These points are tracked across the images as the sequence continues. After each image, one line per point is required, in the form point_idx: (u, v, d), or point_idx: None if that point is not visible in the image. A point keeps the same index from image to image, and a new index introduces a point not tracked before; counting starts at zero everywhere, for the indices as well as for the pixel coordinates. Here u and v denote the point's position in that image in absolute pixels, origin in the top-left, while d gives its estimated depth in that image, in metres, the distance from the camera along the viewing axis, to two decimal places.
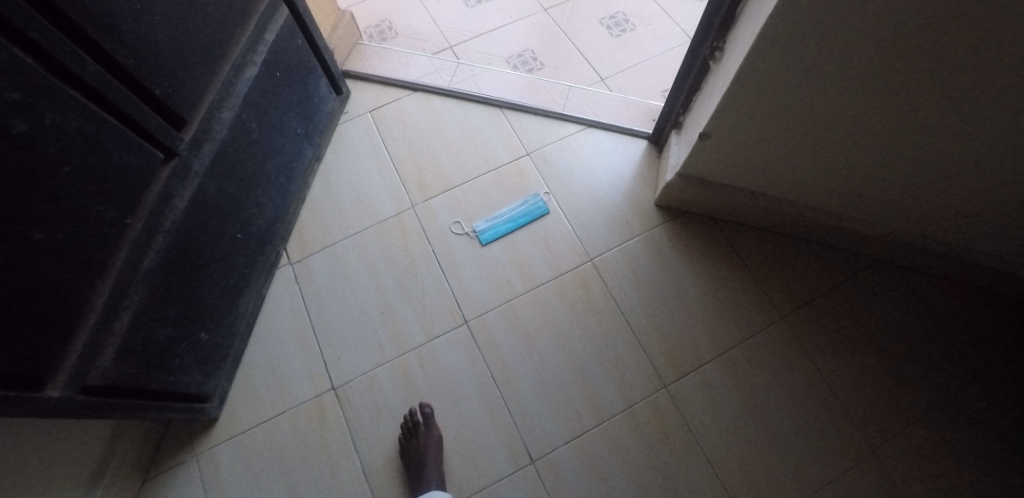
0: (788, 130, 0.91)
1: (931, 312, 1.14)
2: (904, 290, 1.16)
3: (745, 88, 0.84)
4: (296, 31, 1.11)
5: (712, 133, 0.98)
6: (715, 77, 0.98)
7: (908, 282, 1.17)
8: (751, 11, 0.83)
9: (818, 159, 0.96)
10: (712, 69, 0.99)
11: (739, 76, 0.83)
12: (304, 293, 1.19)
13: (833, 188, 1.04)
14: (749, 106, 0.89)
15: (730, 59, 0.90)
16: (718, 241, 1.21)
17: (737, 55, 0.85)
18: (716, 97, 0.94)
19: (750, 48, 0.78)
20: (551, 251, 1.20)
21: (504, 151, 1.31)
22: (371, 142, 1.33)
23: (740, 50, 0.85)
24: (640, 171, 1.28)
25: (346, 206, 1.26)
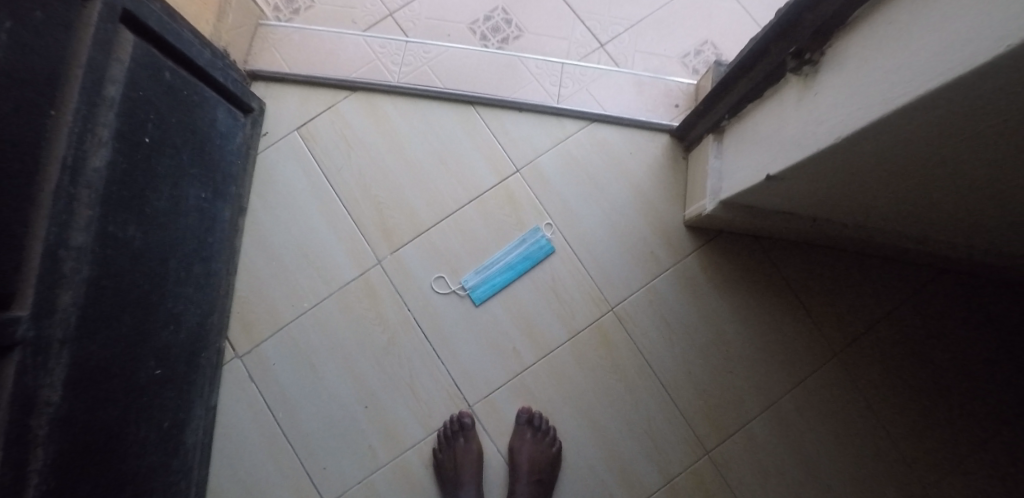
0: (897, 189, 0.65)
1: (1003, 329, 0.98)
2: (975, 305, 0.99)
3: (846, 151, 0.58)
4: (157, 60, 0.73)
5: (782, 177, 0.72)
6: (792, 98, 0.69)
7: (980, 294, 0.99)
8: (859, 36, 0.55)
9: (915, 211, 0.73)
10: (794, 86, 0.69)
11: (841, 141, 0.57)
12: (264, 394, 0.96)
13: (924, 228, 0.80)
14: (845, 163, 0.62)
15: (821, 92, 0.62)
16: (760, 266, 1.00)
17: (850, 98, 0.55)
18: (802, 137, 0.65)
19: (874, 116, 0.50)
20: (562, 303, 0.96)
21: (487, 171, 1.00)
22: (308, 175, 1.01)
23: (841, 95, 0.57)
24: (662, 180, 1.01)
25: (293, 269, 0.98)
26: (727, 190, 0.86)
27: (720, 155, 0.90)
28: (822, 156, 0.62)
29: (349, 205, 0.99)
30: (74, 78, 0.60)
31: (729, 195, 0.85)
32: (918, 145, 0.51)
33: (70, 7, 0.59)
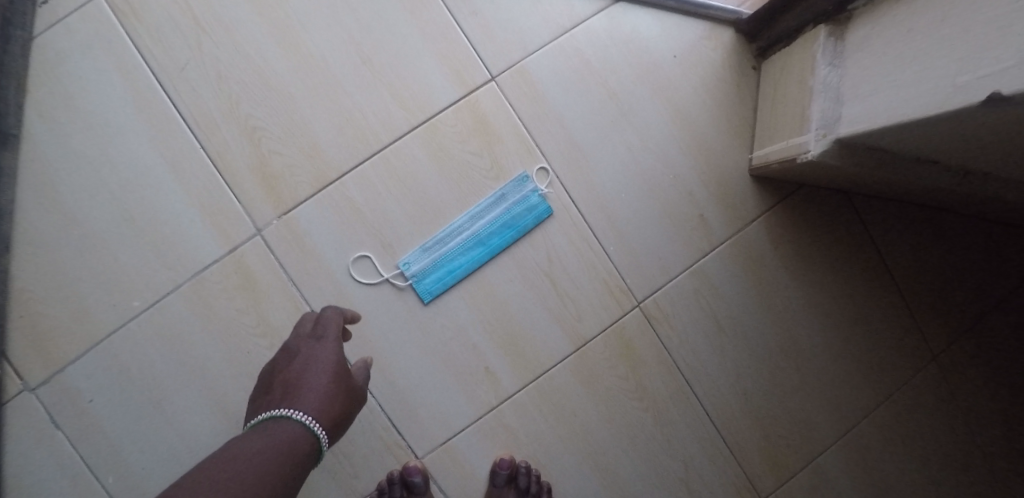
0: None
1: None
2: None
3: None
4: None
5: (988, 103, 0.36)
6: None
7: None
8: None
9: None
10: None
11: None
12: (79, 449, 0.58)
13: None
14: None
15: None
16: (847, 235, 0.68)
17: None
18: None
19: None
20: (564, 297, 0.61)
21: (442, 78, 0.60)
22: (129, 78, 0.58)
23: None
24: (721, 101, 0.64)
25: (113, 243, 0.58)
26: (853, 122, 0.50)
27: (836, 61, 0.53)
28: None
29: (204, 134, 0.58)
30: None
31: (860, 130, 0.49)
32: None
33: None
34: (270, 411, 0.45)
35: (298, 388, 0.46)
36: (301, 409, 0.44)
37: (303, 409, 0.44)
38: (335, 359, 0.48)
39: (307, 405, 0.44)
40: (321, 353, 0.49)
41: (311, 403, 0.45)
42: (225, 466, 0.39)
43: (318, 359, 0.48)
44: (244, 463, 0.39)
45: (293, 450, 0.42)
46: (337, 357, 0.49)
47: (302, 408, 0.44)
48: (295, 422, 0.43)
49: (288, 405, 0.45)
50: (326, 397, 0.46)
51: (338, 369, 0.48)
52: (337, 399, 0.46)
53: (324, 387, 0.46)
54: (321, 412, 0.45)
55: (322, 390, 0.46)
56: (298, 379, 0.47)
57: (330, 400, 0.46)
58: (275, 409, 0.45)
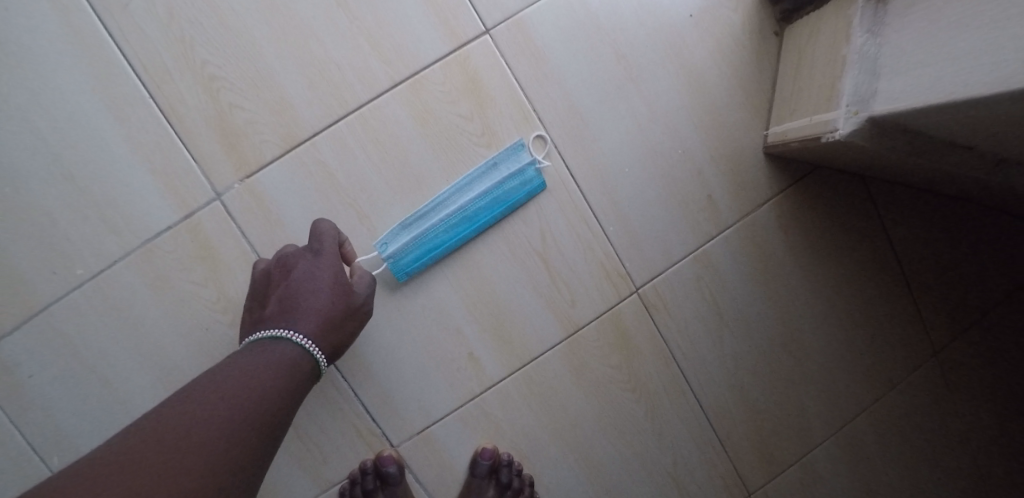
0: None
1: None
2: None
3: None
4: None
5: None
6: None
7: None
8: None
9: None
10: None
11: None
12: (20, 427, 0.53)
13: None
14: None
15: None
16: (859, 223, 0.63)
17: None
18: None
19: None
20: (558, 281, 0.56)
21: (430, 29, 0.52)
22: (62, 10, 0.50)
23: None
24: (739, 70, 0.58)
25: (50, 203, 0.51)
26: (896, 100, 0.45)
27: (873, 30, 0.47)
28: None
29: (153, 82, 0.50)
30: None
31: (906, 109, 0.44)
32: None
33: None
34: (267, 328, 0.44)
35: (297, 308, 0.45)
36: (299, 331, 0.44)
37: (300, 331, 0.44)
38: (334, 280, 0.46)
39: (305, 328, 0.44)
40: (322, 271, 0.46)
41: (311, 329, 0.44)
42: (218, 385, 0.40)
43: (320, 280, 0.46)
44: (243, 383, 0.40)
45: (289, 370, 0.43)
46: (334, 276, 0.47)
47: (299, 332, 0.44)
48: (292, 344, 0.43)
49: (285, 326, 0.44)
50: (326, 321, 0.45)
51: (340, 291, 0.46)
52: (337, 324, 0.46)
53: (325, 311, 0.45)
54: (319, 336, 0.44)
55: (323, 313, 0.45)
56: (298, 300, 0.45)
57: (330, 325, 0.45)
58: (271, 327, 0.44)
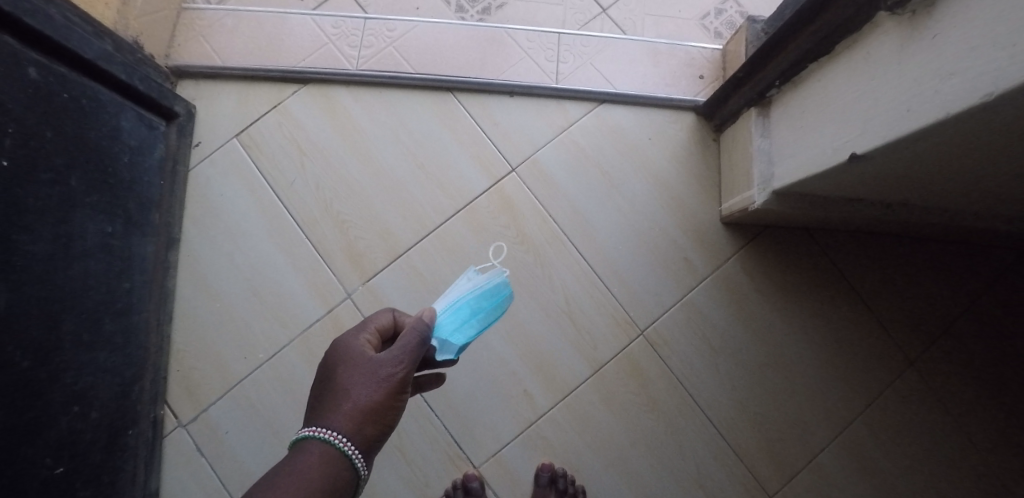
0: (1008, 159, 0.47)
1: None
2: None
3: (961, 127, 0.42)
4: (14, 54, 0.55)
5: (848, 162, 0.55)
6: (872, 55, 0.51)
7: None
8: (958, 8, 0.40)
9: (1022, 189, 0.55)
10: (865, 45, 0.52)
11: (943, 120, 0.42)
12: (219, 473, 0.75)
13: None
14: (940, 141, 0.46)
15: (909, 60, 0.46)
16: (813, 263, 0.81)
17: (992, 27, 0.36)
18: (940, 69, 0.42)
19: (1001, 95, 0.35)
20: (580, 331, 0.78)
21: (476, 172, 0.81)
22: (253, 193, 0.82)
23: (938, 67, 0.42)
24: (691, 168, 0.83)
25: (243, 311, 0.79)
26: (781, 178, 0.67)
27: (766, 134, 0.71)
28: (943, 125, 0.43)
29: (307, 228, 0.80)
30: None
31: (785, 183, 0.66)
32: None
33: None
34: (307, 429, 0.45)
35: (343, 367, 0.47)
36: (336, 429, 0.44)
37: (331, 428, 0.44)
38: (369, 356, 0.47)
39: (335, 422, 0.44)
40: (364, 378, 0.46)
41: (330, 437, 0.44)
42: None
43: (355, 385, 0.45)
44: None
45: (330, 466, 0.43)
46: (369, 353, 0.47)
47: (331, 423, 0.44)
48: (321, 440, 0.43)
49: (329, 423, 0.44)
50: (350, 425, 0.44)
51: (373, 365, 0.46)
52: (371, 410, 0.45)
53: (352, 395, 0.45)
54: (349, 423, 0.44)
55: (358, 396, 0.45)
56: (343, 391, 0.45)
57: (356, 430, 0.44)
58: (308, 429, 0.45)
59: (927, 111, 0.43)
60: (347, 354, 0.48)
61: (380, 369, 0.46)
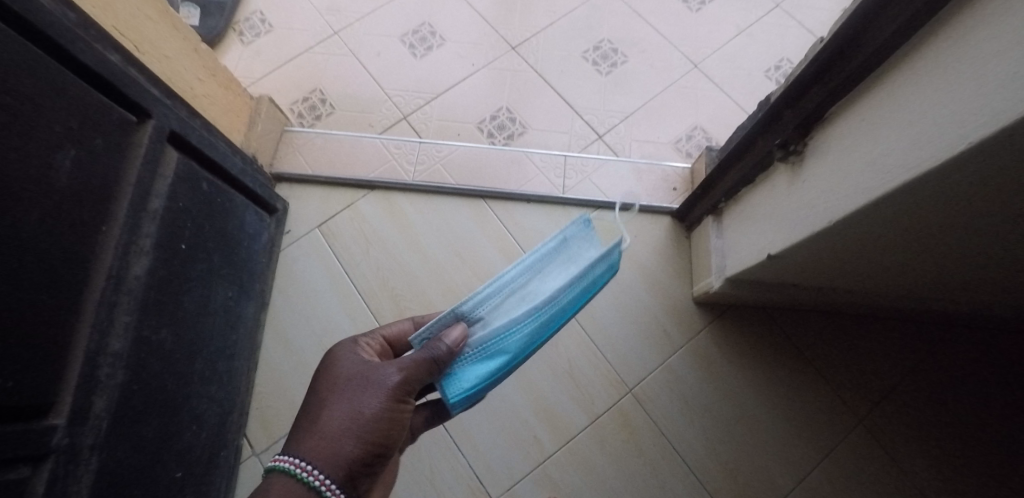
0: (870, 260, 0.69)
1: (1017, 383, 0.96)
2: (982, 360, 0.98)
3: (824, 238, 0.64)
4: (197, 173, 0.83)
5: (768, 258, 0.77)
6: (777, 186, 0.75)
7: (984, 348, 0.99)
8: (818, 162, 0.64)
9: (897, 280, 0.76)
10: (772, 179, 0.76)
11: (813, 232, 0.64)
12: None
13: (912, 292, 0.82)
14: (818, 246, 0.68)
15: (795, 192, 0.69)
16: (771, 336, 1.00)
17: (834, 176, 0.60)
18: (811, 199, 0.65)
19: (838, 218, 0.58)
20: (580, 386, 0.96)
21: (499, 258, 1.05)
22: (328, 270, 1.06)
23: (810, 198, 0.65)
24: (668, 259, 1.05)
25: (312, 363, 1.00)
26: (730, 268, 0.89)
27: (720, 235, 0.94)
28: (815, 236, 0.65)
29: (367, 297, 1.03)
30: (123, 195, 0.68)
31: (732, 273, 0.87)
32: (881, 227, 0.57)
33: (124, 131, 0.69)
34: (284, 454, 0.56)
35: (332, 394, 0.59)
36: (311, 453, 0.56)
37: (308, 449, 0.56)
38: (355, 385, 0.59)
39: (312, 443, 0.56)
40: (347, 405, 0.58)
41: (321, 457, 0.55)
42: None
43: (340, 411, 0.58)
44: None
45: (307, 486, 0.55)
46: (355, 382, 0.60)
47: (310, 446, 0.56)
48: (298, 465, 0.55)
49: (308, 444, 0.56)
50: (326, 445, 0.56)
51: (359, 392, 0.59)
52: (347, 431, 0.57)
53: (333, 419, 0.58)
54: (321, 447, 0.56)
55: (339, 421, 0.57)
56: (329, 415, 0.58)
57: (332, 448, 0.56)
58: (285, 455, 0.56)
59: (806, 225, 0.66)
60: (346, 380, 0.60)
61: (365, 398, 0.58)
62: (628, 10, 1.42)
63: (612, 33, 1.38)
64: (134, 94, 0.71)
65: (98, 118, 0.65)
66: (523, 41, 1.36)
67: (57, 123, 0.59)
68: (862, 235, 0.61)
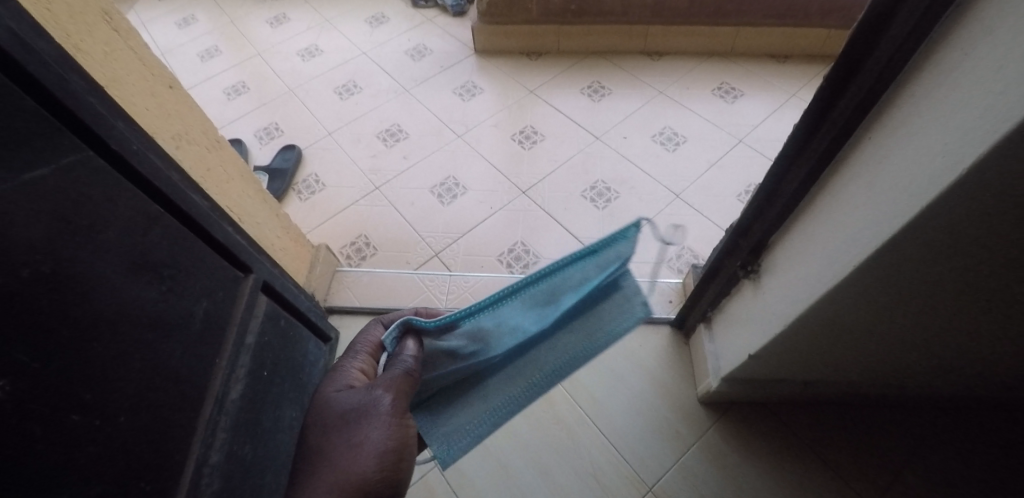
0: (829, 350, 0.84)
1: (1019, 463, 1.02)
2: (979, 443, 1.04)
3: (788, 333, 0.81)
4: (278, 313, 1.04)
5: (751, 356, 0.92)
6: (750, 295, 0.93)
7: (979, 430, 1.06)
8: (778, 274, 0.83)
9: (862, 368, 0.89)
10: (745, 289, 0.95)
11: (784, 329, 0.80)
12: None
13: (882, 379, 0.94)
14: (786, 342, 0.84)
15: (764, 299, 0.87)
16: (775, 430, 1.10)
17: (792, 282, 0.78)
18: (776, 303, 0.83)
19: (802, 314, 0.75)
20: (604, 488, 1.05)
21: None
22: None
23: (775, 303, 0.83)
24: (672, 363, 1.19)
25: None
26: (724, 367, 1.03)
27: (712, 338, 1.10)
28: (783, 332, 0.81)
29: None
30: (231, 333, 0.88)
31: (726, 371, 1.01)
32: (824, 318, 0.74)
33: (235, 285, 0.91)
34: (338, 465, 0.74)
35: (352, 420, 0.76)
36: (366, 459, 0.73)
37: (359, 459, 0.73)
38: (364, 404, 0.75)
39: (359, 453, 0.74)
40: (368, 422, 0.74)
41: (368, 468, 0.73)
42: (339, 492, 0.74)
43: (367, 426, 0.74)
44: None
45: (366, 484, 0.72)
46: (364, 399, 0.76)
47: (361, 456, 0.73)
48: (358, 469, 0.73)
49: (356, 452, 0.74)
50: (371, 451, 0.73)
51: (372, 408, 0.74)
52: (383, 439, 0.74)
53: (368, 435, 0.74)
54: (371, 454, 0.73)
55: (373, 433, 0.74)
56: (358, 433, 0.75)
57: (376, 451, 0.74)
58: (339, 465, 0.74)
59: (775, 324, 0.83)
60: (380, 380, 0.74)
61: (378, 410, 0.74)
62: (616, 155, 1.72)
63: (605, 174, 1.67)
64: (244, 256, 0.94)
65: (220, 276, 0.87)
66: (531, 186, 1.65)
67: (199, 284, 0.82)
68: (817, 328, 0.77)
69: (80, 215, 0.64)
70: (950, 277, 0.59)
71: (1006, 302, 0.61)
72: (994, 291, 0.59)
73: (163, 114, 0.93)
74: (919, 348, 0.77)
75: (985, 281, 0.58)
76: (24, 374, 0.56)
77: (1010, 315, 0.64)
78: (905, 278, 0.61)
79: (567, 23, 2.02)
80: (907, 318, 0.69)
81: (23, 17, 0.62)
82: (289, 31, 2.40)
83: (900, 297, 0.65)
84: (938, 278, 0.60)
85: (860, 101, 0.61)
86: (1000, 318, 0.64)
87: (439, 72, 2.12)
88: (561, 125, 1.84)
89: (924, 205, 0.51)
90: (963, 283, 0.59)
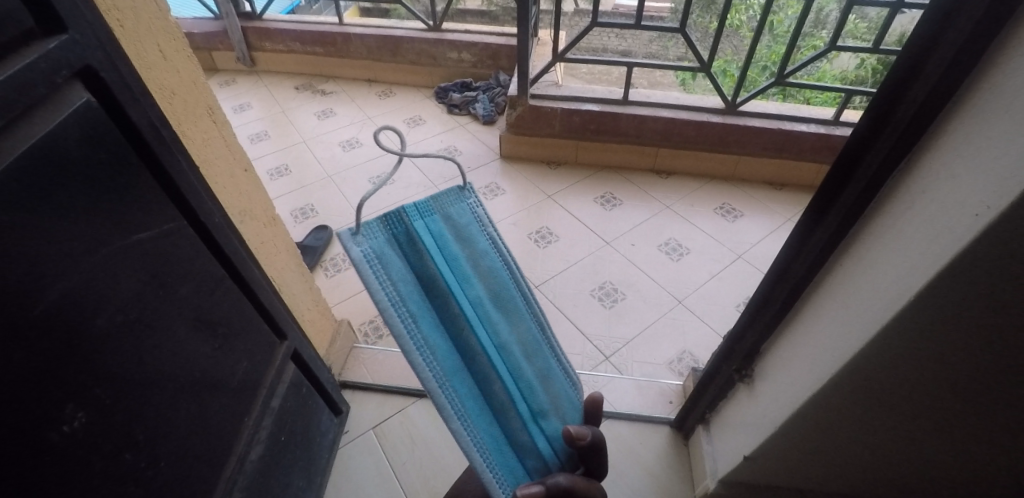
0: (814, 462, 0.89)
1: None
2: None
3: (776, 439, 0.87)
4: (302, 380, 1.11)
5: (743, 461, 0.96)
6: (744, 399, 1.00)
7: None
8: (769, 380, 0.91)
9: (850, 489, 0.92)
10: (741, 393, 1.02)
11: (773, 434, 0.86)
12: None
13: None
14: (774, 448, 0.89)
15: (757, 402, 0.95)
16: None
17: (780, 386, 0.86)
18: (767, 406, 0.90)
19: (786, 421, 0.82)
20: None
21: None
22: (377, 465, 1.27)
23: (766, 407, 0.90)
24: (670, 465, 1.22)
25: None
26: (721, 470, 1.06)
27: (710, 440, 1.15)
28: (773, 437, 0.87)
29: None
30: (259, 395, 0.95)
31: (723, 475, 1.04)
32: (806, 425, 0.81)
33: (271, 349, 1.00)
34: None
35: None
36: None
37: None
38: None
39: None
40: None
41: None
42: None
43: None
44: None
45: None
46: None
47: None
48: None
49: None
50: None
51: None
52: None
53: None
54: None
55: None
56: None
57: None
58: None
59: (766, 426, 0.89)
60: None
61: None
62: (624, 259, 1.86)
63: (613, 276, 1.79)
64: (284, 323, 1.04)
65: (259, 341, 0.96)
66: (544, 281, 1.76)
67: (241, 346, 0.91)
68: (802, 437, 0.84)
69: (168, 275, 0.75)
70: (913, 398, 0.67)
71: (969, 432, 0.67)
72: (950, 417, 0.66)
73: (236, 192, 1.08)
74: (903, 474, 0.81)
75: (940, 404, 0.65)
76: (100, 407, 0.64)
77: (974, 447, 0.69)
78: (875, 394, 0.69)
79: (583, 139, 2.26)
80: (878, 436, 0.76)
81: (154, 109, 0.76)
82: (335, 124, 2.70)
83: (873, 412, 0.72)
84: (899, 397, 0.68)
85: (837, 226, 0.72)
86: (967, 449, 0.70)
87: (466, 171, 2.33)
88: (574, 228, 2.00)
89: (885, 322, 0.60)
90: (928, 405, 0.67)
